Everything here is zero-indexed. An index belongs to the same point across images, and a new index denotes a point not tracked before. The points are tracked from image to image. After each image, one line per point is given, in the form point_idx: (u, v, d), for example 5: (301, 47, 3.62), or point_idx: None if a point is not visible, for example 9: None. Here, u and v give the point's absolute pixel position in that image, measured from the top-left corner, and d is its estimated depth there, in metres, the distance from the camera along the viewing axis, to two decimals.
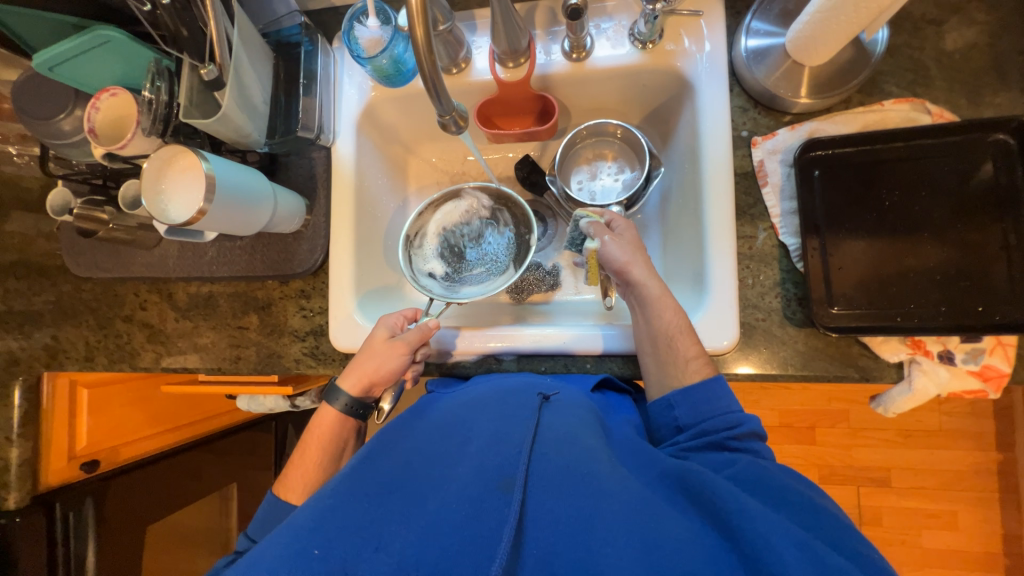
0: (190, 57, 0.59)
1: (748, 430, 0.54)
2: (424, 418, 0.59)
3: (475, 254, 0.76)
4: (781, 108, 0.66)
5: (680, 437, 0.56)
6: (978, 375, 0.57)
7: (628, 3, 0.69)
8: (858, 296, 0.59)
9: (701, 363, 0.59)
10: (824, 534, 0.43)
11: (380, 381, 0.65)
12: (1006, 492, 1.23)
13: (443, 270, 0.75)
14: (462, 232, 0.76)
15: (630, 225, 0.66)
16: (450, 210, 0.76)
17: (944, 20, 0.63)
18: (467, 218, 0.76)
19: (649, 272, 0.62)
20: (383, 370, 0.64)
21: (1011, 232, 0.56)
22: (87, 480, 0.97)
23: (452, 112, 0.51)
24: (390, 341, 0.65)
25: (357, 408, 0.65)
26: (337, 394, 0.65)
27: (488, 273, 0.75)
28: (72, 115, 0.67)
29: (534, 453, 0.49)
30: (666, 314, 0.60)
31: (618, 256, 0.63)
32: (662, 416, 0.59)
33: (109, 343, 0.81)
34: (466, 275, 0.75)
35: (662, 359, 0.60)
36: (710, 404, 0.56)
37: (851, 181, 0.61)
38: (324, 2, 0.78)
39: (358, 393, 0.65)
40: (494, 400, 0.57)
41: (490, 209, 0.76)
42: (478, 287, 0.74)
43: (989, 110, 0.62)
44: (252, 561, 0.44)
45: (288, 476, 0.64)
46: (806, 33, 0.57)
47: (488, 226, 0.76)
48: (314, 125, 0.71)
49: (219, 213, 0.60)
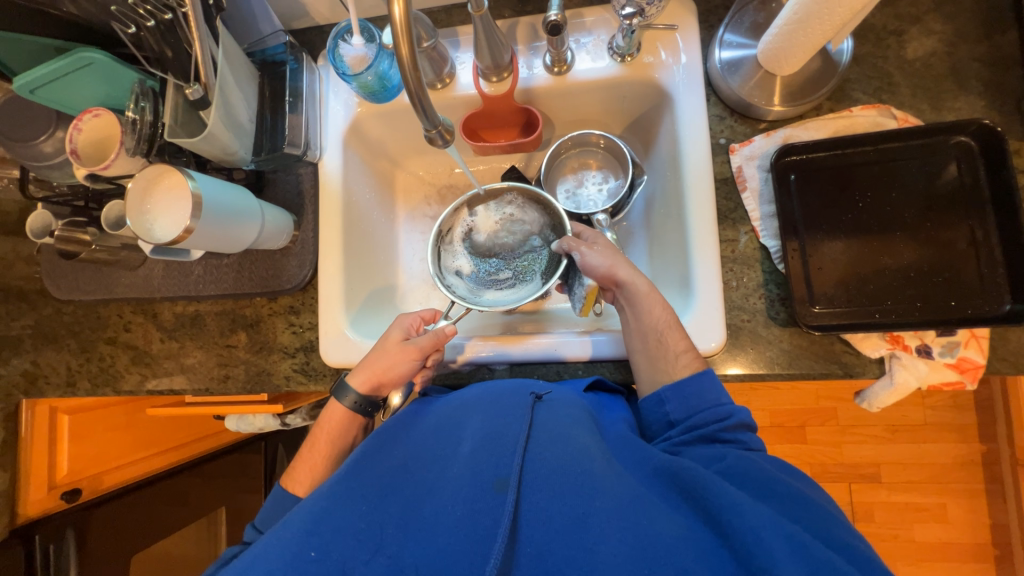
0: (176, 77, 0.59)
1: (737, 422, 0.55)
2: (419, 420, 0.59)
3: (507, 258, 0.76)
4: (756, 116, 0.68)
5: (672, 431, 0.57)
6: (955, 367, 0.59)
7: (606, 19, 0.72)
8: (838, 294, 0.61)
9: (690, 357, 0.60)
10: (814, 528, 0.44)
11: (390, 380, 0.65)
12: (991, 483, 1.26)
13: (470, 269, 0.76)
14: (499, 233, 0.76)
15: (599, 233, 0.69)
16: (478, 211, 0.77)
17: (904, 30, 0.67)
18: (503, 222, 0.77)
19: (635, 271, 0.63)
20: (397, 370, 0.65)
21: (978, 228, 0.59)
22: (67, 511, 0.95)
23: (439, 126, 0.52)
24: (404, 343, 0.65)
25: (367, 408, 0.65)
26: (344, 392, 0.65)
27: (516, 279, 0.75)
28: (53, 137, 0.68)
29: (528, 453, 0.49)
30: (655, 310, 0.61)
31: (600, 263, 0.64)
32: (653, 411, 0.60)
33: (92, 366, 0.79)
34: (493, 278, 0.76)
35: (652, 355, 0.61)
36: (701, 397, 0.57)
37: (825, 184, 0.64)
38: (309, 22, 0.79)
39: (367, 390, 0.65)
40: (487, 402, 0.57)
41: (518, 212, 0.76)
42: (504, 294, 0.75)
43: (951, 114, 0.65)
44: (247, 564, 0.44)
45: (296, 469, 0.65)
46: (777, 44, 0.60)
47: (528, 232, 0.75)
48: (301, 142, 0.71)
49: (205, 231, 0.60)
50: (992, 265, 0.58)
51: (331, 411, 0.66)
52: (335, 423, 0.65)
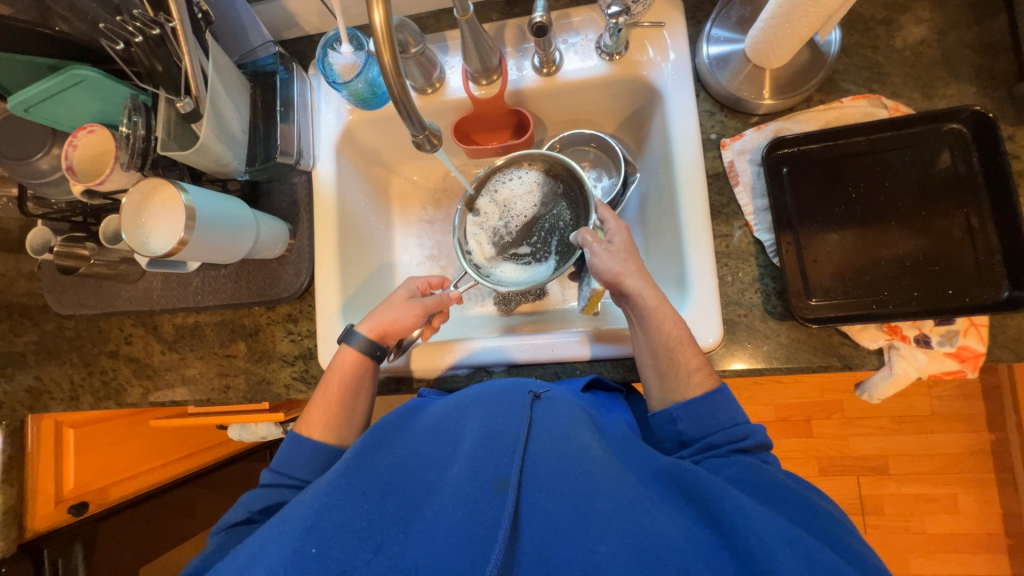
0: (167, 90, 0.60)
1: (756, 442, 0.54)
2: (417, 421, 0.59)
3: (526, 234, 0.75)
4: (746, 110, 0.68)
5: (685, 451, 0.56)
6: (955, 356, 0.59)
7: (593, 18, 0.72)
8: (835, 286, 0.61)
9: (703, 375, 0.58)
10: (823, 534, 0.44)
11: (397, 331, 0.67)
12: (1002, 472, 1.24)
13: (492, 238, 0.76)
14: (531, 204, 0.75)
15: (621, 228, 0.66)
16: (516, 178, 0.76)
17: (893, 20, 0.67)
18: (525, 198, 0.75)
19: (644, 281, 0.61)
20: (400, 323, 0.67)
21: (973, 216, 0.59)
22: (73, 525, 0.98)
23: (426, 131, 0.51)
24: (409, 300, 0.68)
25: (376, 350, 0.66)
26: (352, 336, 0.66)
27: (536, 255, 0.74)
28: (48, 154, 0.69)
29: (528, 452, 0.49)
30: (665, 325, 0.59)
31: (610, 266, 0.62)
32: (665, 428, 0.58)
33: (95, 380, 0.79)
34: (513, 250, 0.75)
35: (663, 371, 0.59)
36: (715, 416, 0.56)
37: (819, 177, 0.63)
38: (298, 32, 0.80)
39: (373, 337, 0.67)
40: (485, 400, 0.57)
41: (541, 187, 0.75)
42: (517, 271, 0.74)
43: (942, 102, 0.64)
44: (247, 562, 0.43)
45: (309, 414, 0.65)
46: (764, 38, 0.60)
47: (548, 210, 0.75)
48: (293, 151, 0.72)
49: (199, 242, 0.60)
50: (989, 253, 0.58)
51: (341, 357, 0.66)
52: (347, 369, 0.66)
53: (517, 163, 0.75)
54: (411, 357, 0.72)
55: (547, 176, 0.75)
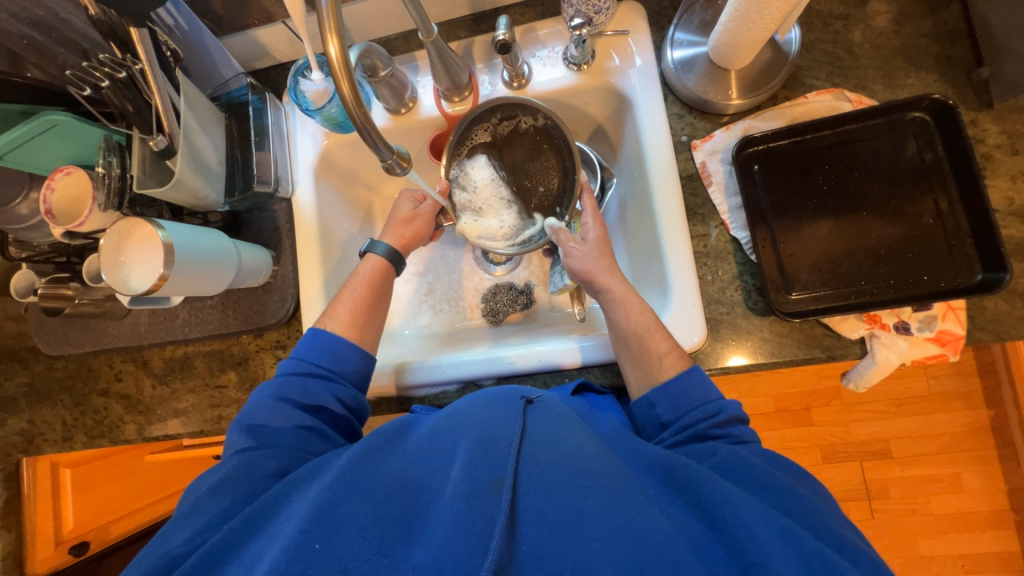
0: (139, 130, 0.60)
1: (728, 416, 0.55)
2: (411, 432, 0.57)
3: (510, 188, 0.69)
4: (715, 111, 0.69)
5: (665, 433, 0.56)
6: (936, 341, 0.59)
7: (558, 30, 0.73)
8: (813, 279, 0.61)
9: (674, 357, 0.59)
10: (811, 522, 0.45)
11: (415, 240, 0.74)
12: (1003, 448, 1.25)
13: (480, 177, 0.70)
14: (522, 156, 0.69)
15: (598, 226, 0.67)
16: (514, 123, 0.69)
17: (850, 14, 0.68)
18: (517, 150, 0.69)
19: (615, 276, 0.64)
20: (421, 235, 0.74)
21: (942, 200, 0.60)
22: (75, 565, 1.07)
23: (394, 155, 0.51)
24: (417, 210, 0.74)
25: (399, 259, 0.71)
26: (378, 245, 0.70)
27: (509, 215, 0.69)
28: (29, 199, 0.70)
29: (523, 454, 0.48)
30: (632, 314, 0.62)
31: (583, 265, 0.64)
32: (645, 413, 0.59)
33: (87, 419, 0.79)
34: (497, 198, 0.69)
35: (636, 357, 0.61)
36: (688, 395, 0.56)
37: (789, 171, 0.64)
38: (270, 60, 0.81)
39: (398, 248, 0.72)
40: (481, 405, 0.55)
41: (535, 143, 0.69)
42: (495, 223, 0.69)
43: (904, 91, 0.65)
44: (251, 560, 0.44)
45: (334, 309, 0.66)
46: (725, 40, 0.61)
47: (537, 170, 0.69)
48: (271, 178, 0.72)
49: (181, 278, 0.60)
50: (960, 237, 0.59)
51: (367, 264, 0.70)
52: (372, 273, 0.69)
53: (520, 108, 0.68)
54: (398, 378, 0.72)
55: (544, 131, 0.68)
